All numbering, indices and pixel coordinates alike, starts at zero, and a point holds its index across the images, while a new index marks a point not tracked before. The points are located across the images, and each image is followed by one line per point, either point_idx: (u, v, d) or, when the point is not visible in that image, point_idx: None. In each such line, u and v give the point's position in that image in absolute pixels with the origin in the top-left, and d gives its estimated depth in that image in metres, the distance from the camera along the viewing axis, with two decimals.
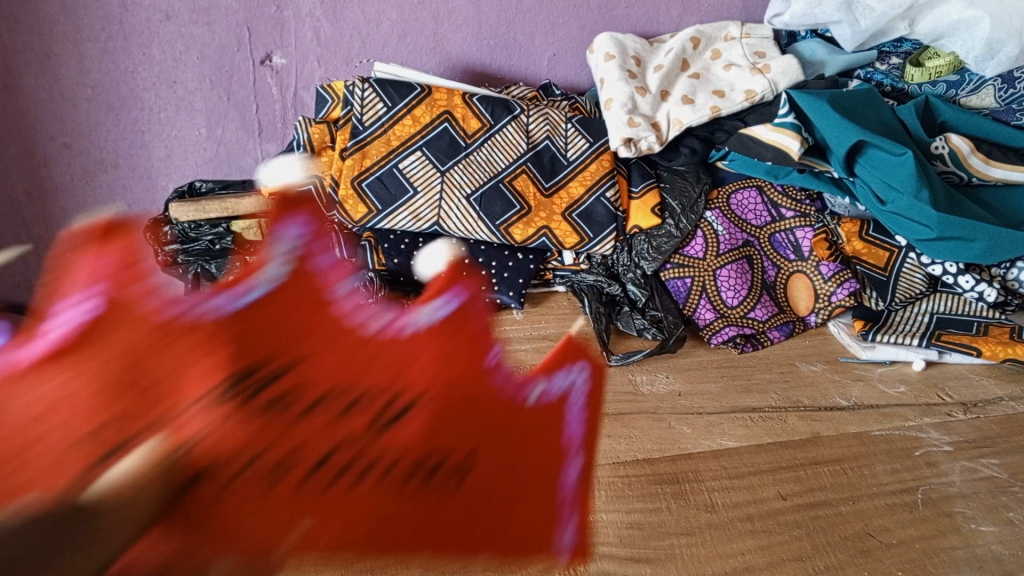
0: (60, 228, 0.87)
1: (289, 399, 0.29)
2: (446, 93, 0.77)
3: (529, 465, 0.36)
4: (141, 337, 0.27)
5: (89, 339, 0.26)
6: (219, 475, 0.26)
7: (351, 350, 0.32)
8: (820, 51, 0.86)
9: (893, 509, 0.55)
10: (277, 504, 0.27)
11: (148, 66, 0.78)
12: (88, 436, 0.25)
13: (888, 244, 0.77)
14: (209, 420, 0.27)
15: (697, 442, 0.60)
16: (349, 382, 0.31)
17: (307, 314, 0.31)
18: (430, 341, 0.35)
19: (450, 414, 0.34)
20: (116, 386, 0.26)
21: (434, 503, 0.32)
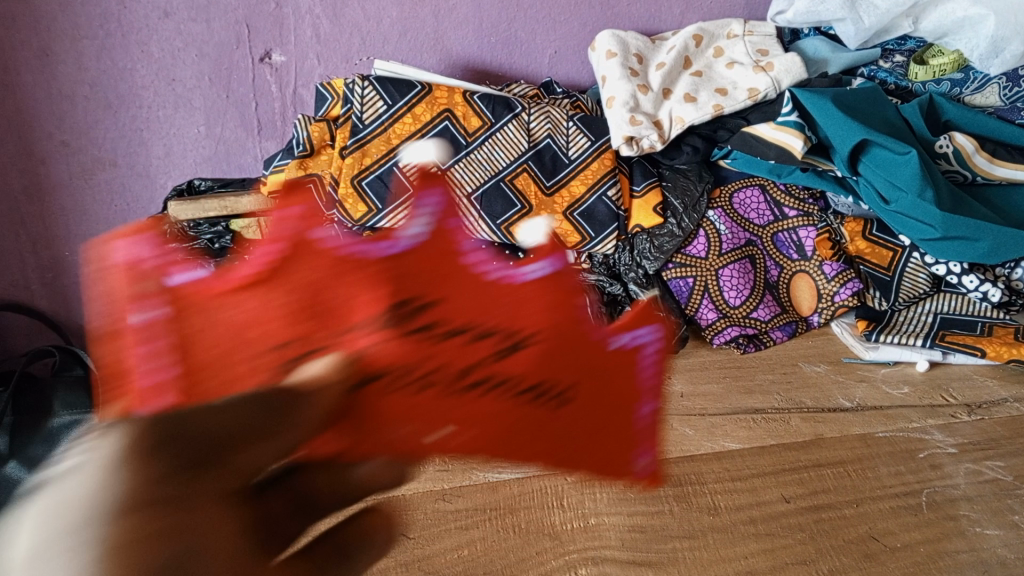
0: (59, 227, 0.87)
1: (429, 327, 0.32)
2: (446, 91, 0.76)
3: (626, 406, 0.36)
4: (323, 266, 0.32)
5: (279, 267, 0.31)
6: (379, 382, 0.30)
7: (483, 287, 0.34)
8: (823, 49, 0.86)
9: (897, 512, 0.55)
10: (422, 412, 0.31)
11: (146, 64, 0.78)
12: (276, 345, 0.30)
13: (892, 244, 0.77)
14: (374, 335, 0.30)
15: (699, 443, 0.60)
16: (478, 318, 0.33)
17: (440, 255, 0.34)
18: (549, 283, 0.36)
19: (563, 353, 0.35)
20: (302, 309, 0.31)
21: (550, 430, 0.34)
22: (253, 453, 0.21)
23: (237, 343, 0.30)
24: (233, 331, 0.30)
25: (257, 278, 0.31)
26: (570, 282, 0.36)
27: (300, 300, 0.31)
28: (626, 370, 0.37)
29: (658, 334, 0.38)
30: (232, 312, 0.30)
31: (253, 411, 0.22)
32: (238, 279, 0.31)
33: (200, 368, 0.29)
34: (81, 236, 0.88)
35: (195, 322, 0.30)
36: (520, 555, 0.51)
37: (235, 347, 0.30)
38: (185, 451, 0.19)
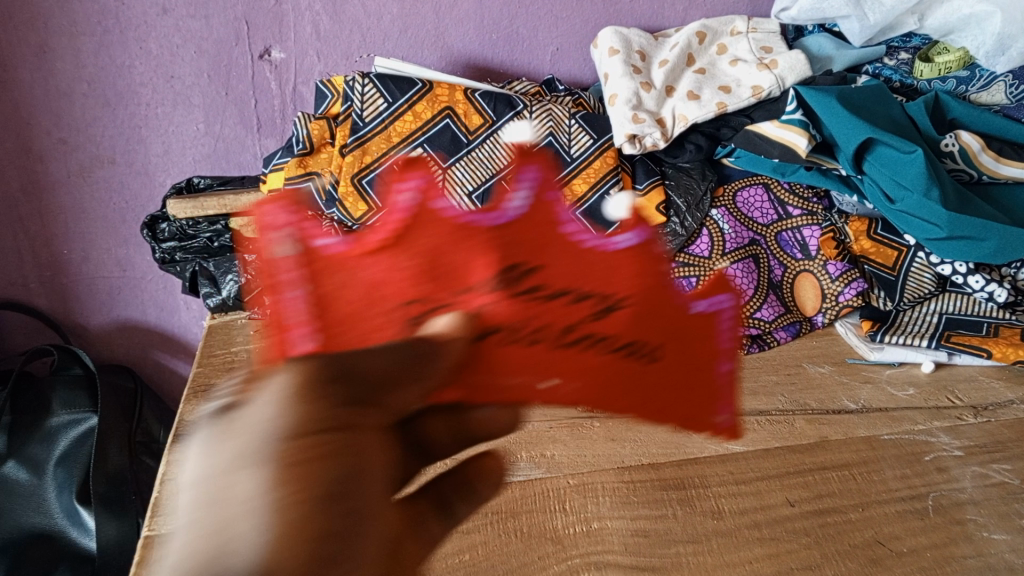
0: (57, 225, 0.86)
1: (537, 288, 0.40)
2: (447, 88, 0.75)
3: (700, 357, 0.43)
4: (441, 238, 0.41)
5: (411, 239, 0.40)
6: (502, 332, 0.38)
7: (578, 255, 0.42)
8: (828, 46, 0.85)
9: (903, 516, 0.54)
10: (533, 359, 0.39)
11: (144, 60, 0.77)
12: (404, 303, 0.37)
13: (897, 243, 0.76)
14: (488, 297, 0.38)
15: (703, 446, 0.59)
16: (572, 283, 0.41)
17: (537, 227, 0.43)
18: (625, 252, 0.44)
19: (646, 312, 0.42)
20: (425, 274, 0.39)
21: (634, 378, 0.41)
22: (400, 395, 0.28)
23: (375, 297, 0.38)
24: (377, 288, 0.38)
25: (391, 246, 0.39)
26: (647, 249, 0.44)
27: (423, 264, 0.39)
28: (706, 329, 0.45)
29: (729, 301, 0.47)
30: (372, 274, 0.38)
31: (406, 352, 0.30)
32: (373, 244, 0.39)
33: (340, 321, 0.36)
34: (80, 234, 0.88)
35: (331, 281, 0.37)
36: (522, 559, 0.50)
37: (373, 301, 0.37)
38: (353, 388, 0.26)
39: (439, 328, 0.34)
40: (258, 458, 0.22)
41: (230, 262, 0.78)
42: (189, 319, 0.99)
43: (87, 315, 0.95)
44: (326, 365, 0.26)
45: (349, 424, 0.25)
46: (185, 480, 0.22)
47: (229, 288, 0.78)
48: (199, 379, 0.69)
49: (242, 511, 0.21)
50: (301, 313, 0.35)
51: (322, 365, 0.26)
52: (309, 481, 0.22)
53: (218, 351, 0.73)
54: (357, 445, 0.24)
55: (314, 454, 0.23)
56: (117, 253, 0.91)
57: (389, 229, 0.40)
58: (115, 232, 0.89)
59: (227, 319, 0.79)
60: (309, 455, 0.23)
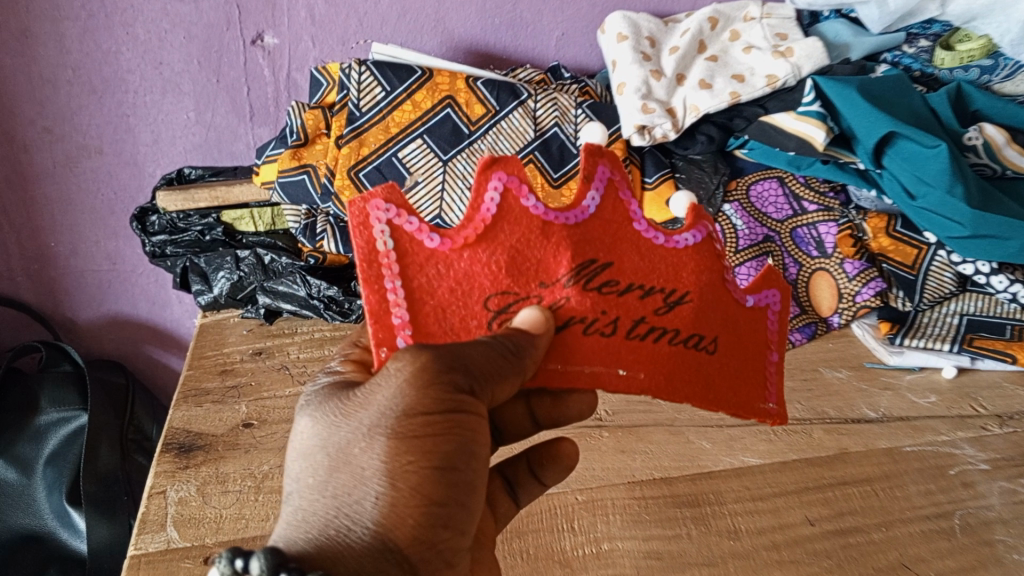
0: (43, 217, 0.83)
1: (611, 284, 0.40)
2: (448, 76, 0.71)
3: (756, 346, 0.45)
4: (523, 233, 0.39)
5: (493, 232, 0.38)
6: (574, 327, 0.40)
7: (648, 254, 0.41)
8: (845, 33, 0.80)
9: (929, 536, 0.52)
10: (602, 350, 0.40)
11: (131, 46, 0.73)
12: (492, 295, 0.39)
13: (917, 241, 0.73)
14: (566, 289, 0.40)
15: (717, 459, 0.57)
16: (643, 277, 0.41)
17: (618, 224, 0.40)
18: (696, 250, 0.42)
19: (712, 306, 0.42)
20: (511, 269, 0.39)
21: (696, 367, 0.42)
22: (500, 386, 0.36)
23: (464, 291, 0.39)
24: (465, 281, 0.39)
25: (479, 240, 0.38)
26: (714, 246, 0.42)
27: (508, 260, 0.39)
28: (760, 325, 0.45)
29: (778, 296, 0.46)
30: (463, 265, 0.38)
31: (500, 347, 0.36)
32: (463, 239, 0.38)
33: (430, 313, 0.38)
34: (67, 226, 0.85)
35: (424, 274, 0.38)
36: None
37: (463, 295, 0.39)
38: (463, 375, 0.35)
39: (524, 327, 0.38)
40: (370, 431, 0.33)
41: (222, 258, 0.74)
42: (182, 313, 0.96)
43: (76, 309, 0.92)
44: (443, 355, 0.34)
45: (457, 409, 0.34)
46: (317, 442, 0.34)
47: (220, 286, 0.75)
48: (190, 383, 0.66)
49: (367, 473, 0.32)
50: (400, 305, 0.38)
51: (439, 354, 0.34)
52: (414, 456, 0.33)
53: (209, 353, 0.70)
54: (463, 423, 0.34)
55: (426, 433, 0.33)
56: (105, 247, 0.87)
57: (474, 224, 0.38)
58: (103, 224, 0.85)
59: (219, 317, 0.76)
60: (423, 431, 0.33)
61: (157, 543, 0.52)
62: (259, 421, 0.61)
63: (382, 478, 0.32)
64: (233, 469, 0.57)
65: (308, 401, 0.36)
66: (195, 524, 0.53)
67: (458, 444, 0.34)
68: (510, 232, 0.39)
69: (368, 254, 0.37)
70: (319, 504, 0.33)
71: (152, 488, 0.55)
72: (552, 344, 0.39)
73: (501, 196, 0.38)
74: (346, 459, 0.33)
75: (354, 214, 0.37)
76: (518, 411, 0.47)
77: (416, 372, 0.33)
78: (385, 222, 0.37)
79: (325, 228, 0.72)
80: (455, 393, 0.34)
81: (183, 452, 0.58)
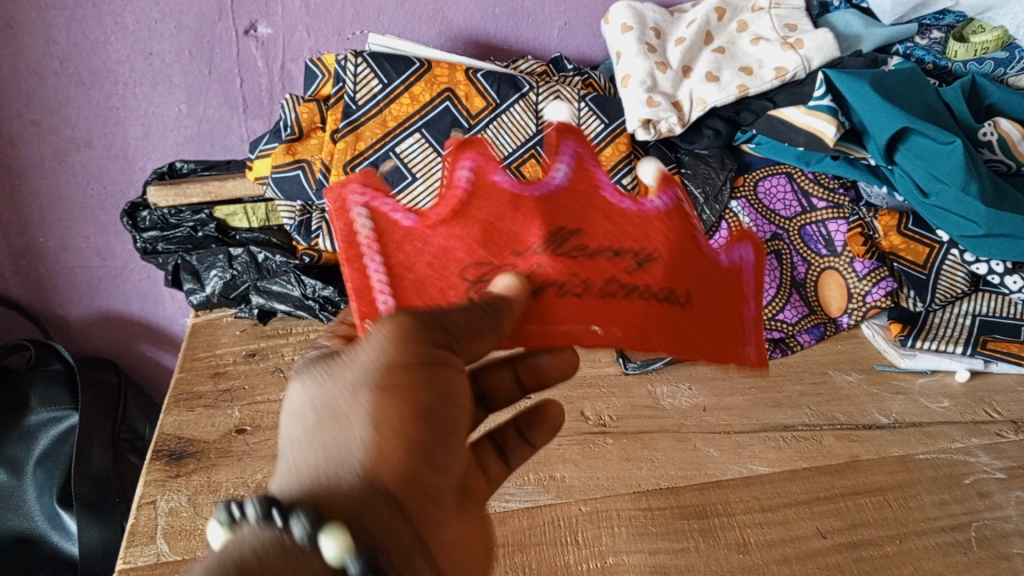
0: (32, 212, 0.81)
1: (581, 248, 0.38)
2: (447, 68, 0.69)
3: (733, 302, 0.42)
4: (497, 205, 0.37)
5: (467, 207, 0.37)
6: (548, 289, 0.37)
7: (619, 216, 0.39)
8: (856, 23, 0.77)
9: (945, 550, 0.51)
10: (577, 307, 0.37)
11: (120, 36, 0.71)
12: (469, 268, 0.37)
13: (929, 239, 0.70)
14: (539, 255, 0.37)
15: (724, 467, 0.55)
16: (614, 240, 0.39)
17: (587, 191, 0.39)
18: (668, 213, 0.39)
19: (686, 263, 0.40)
20: (486, 239, 0.37)
21: (678, 323, 0.39)
22: (481, 345, 0.33)
23: (441, 266, 0.37)
24: (441, 253, 0.37)
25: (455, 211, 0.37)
26: (685, 209, 0.40)
27: (483, 232, 0.37)
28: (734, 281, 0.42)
29: (755, 252, 0.43)
30: (440, 241, 0.37)
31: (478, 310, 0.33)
32: (437, 215, 0.37)
33: (410, 288, 0.36)
34: (56, 221, 0.82)
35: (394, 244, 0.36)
36: None
37: (436, 265, 0.37)
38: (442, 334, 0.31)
39: (502, 293, 0.35)
40: (357, 386, 0.29)
41: (214, 256, 0.72)
42: (175, 309, 0.94)
43: (67, 306, 0.90)
44: (418, 312, 0.31)
45: (442, 363, 0.30)
46: (299, 404, 0.30)
47: (212, 284, 0.73)
48: (182, 386, 0.64)
49: (353, 426, 0.28)
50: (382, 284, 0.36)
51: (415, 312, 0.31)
52: (404, 407, 0.29)
53: (202, 354, 0.68)
54: (445, 378, 0.30)
55: (411, 386, 0.29)
56: (96, 242, 0.85)
57: (448, 198, 0.37)
58: (93, 219, 0.83)
59: (212, 317, 0.74)
60: (407, 382, 0.29)
61: (146, 557, 0.50)
62: (252, 427, 0.60)
63: (369, 425, 0.28)
64: (225, 477, 0.55)
65: (295, 366, 0.32)
66: (186, 536, 0.51)
67: (446, 395, 0.30)
68: (485, 204, 0.37)
69: (349, 237, 0.36)
70: (307, 457, 0.28)
71: (141, 498, 0.54)
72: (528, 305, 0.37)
73: (472, 173, 0.38)
74: (333, 413, 0.29)
75: (331, 199, 0.36)
76: (504, 377, 0.43)
77: (398, 329, 0.30)
78: (362, 205, 0.36)
79: (320, 226, 0.69)
80: (432, 347, 0.31)
81: (174, 459, 0.57)
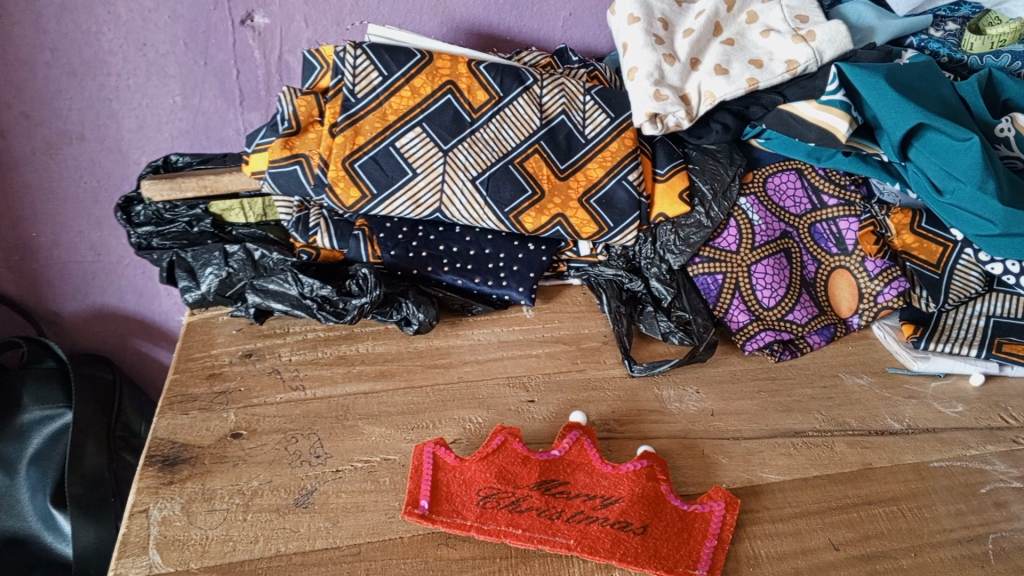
0: (24, 206, 0.79)
1: (563, 491, 0.53)
2: (449, 60, 0.66)
3: (690, 533, 0.52)
4: (511, 462, 0.54)
5: (495, 452, 0.54)
6: (517, 515, 0.51)
7: (598, 478, 0.54)
8: (870, 15, 0.73)
9: (962, 563, 0.52)
10: (544, 522, 0.51)
11: (113, 26, 0.68)
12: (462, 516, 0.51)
13: (943, 238, 0.68)
14: (531, 492, 0.52)
15: (734, 475, 0.56)
16: (589, 491, 0.53)
17: (574, 454, 0.55)
18: (636, 476, 0.54)
19: (649, 522, 0.52)
20: (500, 477, 0.53)
21: (636, 514, 0.52)
22: None
23: (454, 504, 0.52)
24: (472, 474, 0.53)
25: (484, 454, 0.54)
26: (658, 480, 0.54)
27: (498, 473, 0.53)
28: (699, 525, 0.53)
29: (727, 505, 0.53)
30: (459, 484, 0.53)
31: None
32: (472, 461, 0.54)
33: (440, 500, 0.52)
34: (49, 215, 0.80)
35: (449, 471, 0.53)
36: None
37: (472, 498, 0.52)
38: None
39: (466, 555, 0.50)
40: None
41: (210, 254, 0.69)
42: (171, 305, 0.92)
43: (60, 301, 0.88)
44: None
45: None
46: None
47: (208, 283, 0.70)
48: (176, 388, 0.62)
49: None
50: (412, 500, 0.52)
51: None
52: None
53: (196, 354, 0.66)
54: None
55: None
56: (89, 237, 0.83)
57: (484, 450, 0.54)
58: (87, 213, 0.81)
59: (208, 315, 0.71)
60: None
61: (139, 568, 0.49)
62: (248, 431, 0.58)
63: None
64: (220, 485, 0.54)
65: None
66: (179, 547, 0.50)
67: None
68: (474, 480, 0.53)
69: (417, 472, 0.53)
70: None
71: (134, 505, 0.52)
72: (491, 521, 0.51)
73: (502, 442, 0.54)
74: None
75: (417, 451, 0.55)
76: None
77: None
78: (432, 453, 0.54)
79: (318, 222, 0.68)
80: None
81: (167, 465, 0.55)
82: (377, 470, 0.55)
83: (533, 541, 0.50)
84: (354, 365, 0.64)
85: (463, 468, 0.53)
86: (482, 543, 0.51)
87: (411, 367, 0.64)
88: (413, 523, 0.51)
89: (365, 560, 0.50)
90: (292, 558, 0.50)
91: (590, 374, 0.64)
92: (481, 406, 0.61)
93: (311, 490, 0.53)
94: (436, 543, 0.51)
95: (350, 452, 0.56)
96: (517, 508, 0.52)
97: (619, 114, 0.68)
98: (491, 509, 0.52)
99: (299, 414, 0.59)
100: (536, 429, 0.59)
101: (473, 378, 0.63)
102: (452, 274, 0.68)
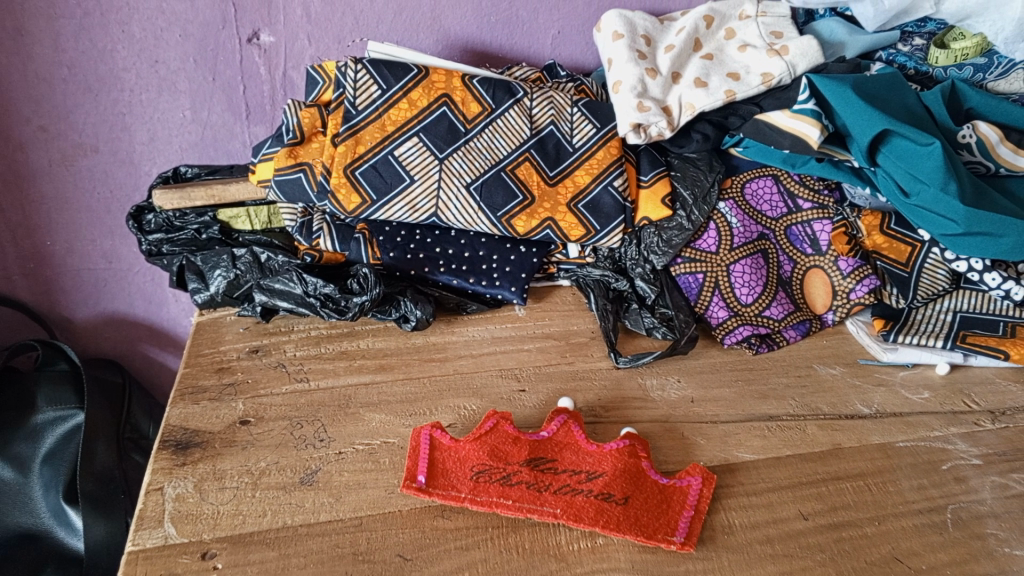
0: (39, 215, 0.83)
1: (551, 467, 0.56)
2: (444, 74, 0.70)
3: (669, 505, 0.56)
4: (504, 441, 0.57)
5: (487, 433, 0.58)
6: (508, 487, 0.55)
7: (583, 456, 0.57)
8: (841, 31, 0.78)
9: (922, 530, 0.56)
10: (532, 493, 0.55)
11: (127, 44, 0.73)
12: (456, 490, 0.55)
13: (911, 238, 0.73)
14: (522, 468, 0.56)
15: (711, 454, 0.60)
16: (575, 467, 0.57)
17: (561, 436, 0.58)
18: (619, 453, 0.57)
19: (631, 493, 0.55)
20: (492, 456, 0.56)
21: (618, 488, 0.55)
22: None
23: (452, 477, 0.56)
24: (466, 453, 0.57)
25: (477, 435, 0.57)
26: (639, 457, 0.58)
27: (491, 451, 0.57)
28: (678, 498, 0.56)
29: (703, 480, 0.57)
30: (455, 459, 0.56)
31: None
32: (465, 440, 0.57)
33: (438, 473, 0.56)
34: (63, 224, 0.84)
35: (444, 450, 0.57)
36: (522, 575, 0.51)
37: (466, 474, 0.56)
38: None
39: (461, 525, 0.54)
40: None
41: (218, 257, 0.73)
42: (179, 311, 0.96)
43: (72, 308, 0.92)
44: None
45: None
46: None
47: (216, 284, 0.74)
48: (187, 380, 0.66)
49: None
50: (413, 473, 0.56)
51: None
52: None
53: (205, 350, 0.70)
54: None
55: None
56: (102, 245, 0.87)
57: (478, 432, 0.58)
58: (99, 222, 0.85)
59: (216, 315, 0.75)
60: None
61: (155, 540, 0.52)
62: (256, 418, 0.62)
63: None
64: (230, 466, 0.57)
65: None
66: (192, 521, 0.53)
67: None
68: (467, 457, 0.56)
69: (415, 450, 0.57)
70: None
71: (149, 484, 0.56)
72: (483, 493, 0.55)
73: (496, 425, 0.58)
74: None
75: (416, 433, 0.58)
76: None
77: None
78: (429, 433, 0.58)
79: (321, 226, 0.72)
80: None
81: (180, 448, 0.59)
82: (377, 452, 0.59)
83: (522, 510, 0.54)
84: (355, 359, 0.68)
85: (458, 445, 0.57)
86: (477, 514, 0.54)
87: (408, 360, 0.68)
88: (411, 497, 0.55)
89: (366, 530, 0.53)
90: (298, 530, 0.53)
91: (578, 366, 0.68)
92: (475, 394, 0.65)
93: (315, 470, 0.57)
94: (431, 515, 0.54)
95: (352, 436, 0.60)
96: (508, 482, 0.55)
97: (606, 124, 0.73)
98: (484, 483, 0.55)
99: (303, 403, 0.63)
100: (526, 415, 0.63)
101: (468, 370, 0.67)
102: (448, 274, 0.72)
